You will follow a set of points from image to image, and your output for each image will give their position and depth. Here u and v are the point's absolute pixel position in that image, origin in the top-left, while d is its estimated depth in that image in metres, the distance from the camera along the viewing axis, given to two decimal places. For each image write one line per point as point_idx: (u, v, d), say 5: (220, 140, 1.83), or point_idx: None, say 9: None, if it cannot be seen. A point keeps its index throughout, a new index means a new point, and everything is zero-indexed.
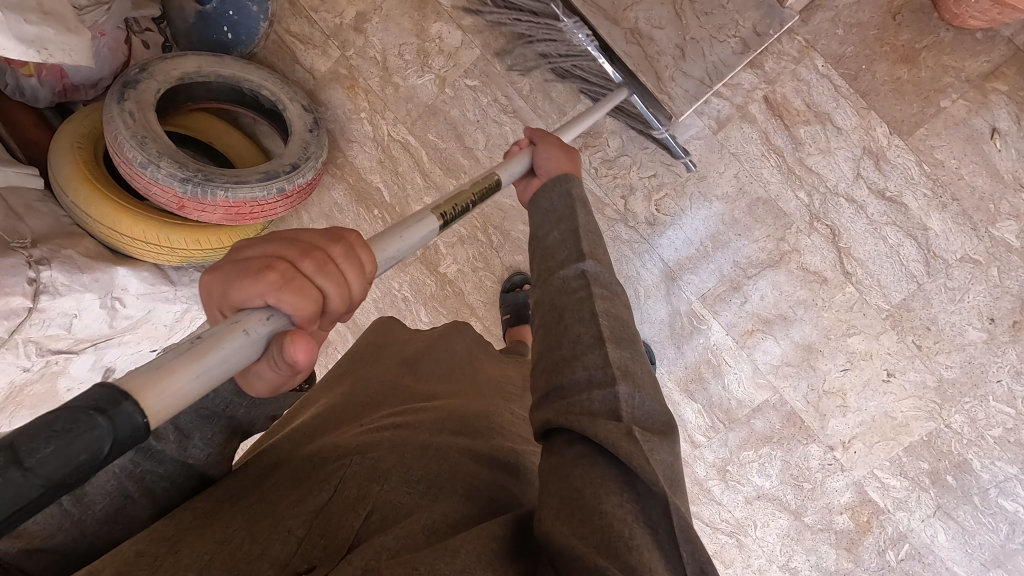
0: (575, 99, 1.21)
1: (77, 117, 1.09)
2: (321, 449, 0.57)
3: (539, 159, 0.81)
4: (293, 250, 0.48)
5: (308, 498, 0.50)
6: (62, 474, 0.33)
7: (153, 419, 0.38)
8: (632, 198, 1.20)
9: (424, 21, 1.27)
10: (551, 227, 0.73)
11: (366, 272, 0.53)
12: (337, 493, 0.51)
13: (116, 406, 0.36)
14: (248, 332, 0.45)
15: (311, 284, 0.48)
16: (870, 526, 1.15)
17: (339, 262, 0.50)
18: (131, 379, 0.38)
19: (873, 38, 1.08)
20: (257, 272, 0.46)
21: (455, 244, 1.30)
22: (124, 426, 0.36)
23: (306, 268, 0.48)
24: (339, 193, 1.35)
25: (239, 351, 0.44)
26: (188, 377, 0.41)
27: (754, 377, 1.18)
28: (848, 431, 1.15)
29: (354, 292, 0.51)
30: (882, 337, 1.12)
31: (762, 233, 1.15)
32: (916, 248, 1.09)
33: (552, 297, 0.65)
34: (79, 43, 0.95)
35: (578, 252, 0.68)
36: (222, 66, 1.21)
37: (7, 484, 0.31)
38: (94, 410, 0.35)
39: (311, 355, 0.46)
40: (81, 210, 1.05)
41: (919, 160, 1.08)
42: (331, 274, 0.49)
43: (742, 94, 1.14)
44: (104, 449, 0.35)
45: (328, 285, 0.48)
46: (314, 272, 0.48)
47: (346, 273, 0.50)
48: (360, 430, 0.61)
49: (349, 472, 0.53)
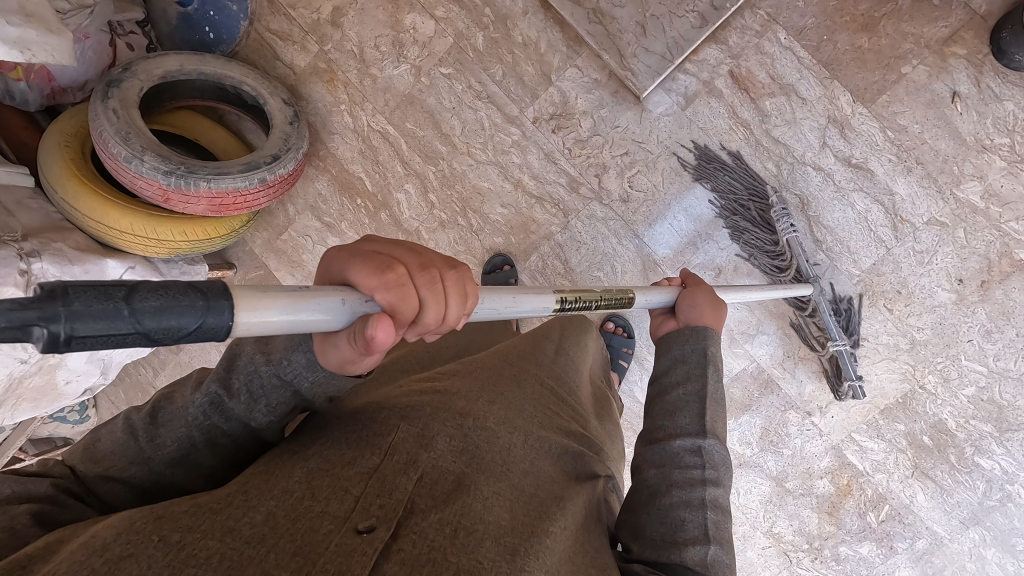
0: (546, 82, 1.25)
1: (64, 118, 1.13)
2: (365, 418, 0.58)
3: (685, 304, 0.82)
4: (409, 259, 0.50)
5: (359, 459, 0.51)
6: (149, 340, 0.34)
7: (235, 329, 0.38)
8: (606, 176, 1.23)
9: (398, 13, 1.31)
10: (678, 378, 0.74)
11: (469, 299, 0.52)
12: (389, 458, 0.51)
13: (219, 300, 0.37)
14: (346, 304, 0.45)
15: (416, 285, 0.48)
16: (850, 489, 1.17)
17: (448, 285, 0.50)
18: (241, 287, 0.39)
19: (832, 9, 1.10)
20: (378, 267, 0.48)
21: (437, 229, 1.33)
22: (215, 322, 0.36)
23: (420, 278, 0.48)
24: (323, 184, 1.38)
25: (331, 312, 0.44)
26: (282, 310, 0.41)
27: (731, 347, 1.20)
28: (824, 397, 1.16)
29: (451, 314, 0.50)
30: (854, 302, 1.14)
31: (732, 205, 1.18)
32: (883, 213, 1.11)
33: (664, 465, 0.67)
34: (60, 43, 0.99)
35: (701, 425, 0.69)
36: (202, 64, 1.25)
37: (107, 313, 0.32)
38: (197, 294, 0.36)
39: (388, 337, 0.45)
40: (70, 206, 1.09)
41: (882, 127, 1.10)
42: (437, 292, 0.49)
43: (708, 70, 1.16)
44: (190, 328, 0.35)
45: (430, 291, 0.49)
46: (424, 281, 0.48)
47: (450, 285, 0.50)
48: (402, 402, 0.61)
49: (400, 441, 0.53)
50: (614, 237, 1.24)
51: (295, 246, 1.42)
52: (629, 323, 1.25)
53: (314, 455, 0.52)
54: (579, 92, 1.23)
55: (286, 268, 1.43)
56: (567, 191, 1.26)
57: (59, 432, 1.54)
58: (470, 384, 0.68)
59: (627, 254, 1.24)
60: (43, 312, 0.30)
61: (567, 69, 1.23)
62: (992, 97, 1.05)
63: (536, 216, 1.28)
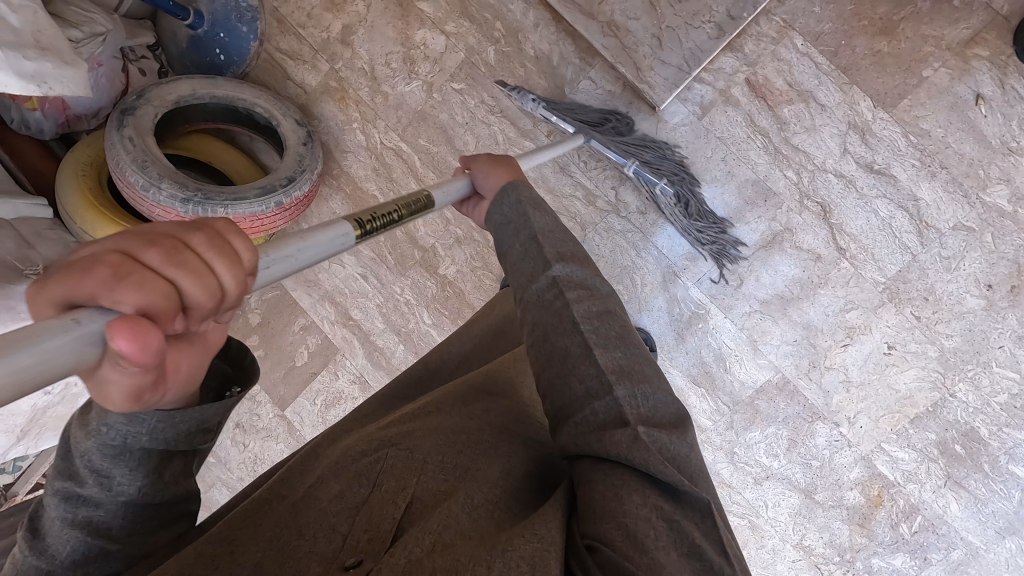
0: (559, 95, 1.23)
1: (80, 147, 1.13)
2: (358, 448, 0.62)
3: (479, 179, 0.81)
4: (141, 238, 0.39)
5: (351, 491, 0.55)
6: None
7: None
8: (623, 188, 1.22)
9: (409, 29, 1.30)
10: (511, 239, 0.73)
11: (243, 258, 0.42)
12: (378, 489, 0.55)
13: None
14: (79, 324, 0.34)
15: (160, 266, 0.38)
16: (881, 499, 1.15)
17: (201, 251, 0.40)
18: None
19: (850, 13, 1.09)
20: (100, 265, 0.36)
21: (453, 246, 1.33)
22: None
23: (155, 255, 0.38)
24: (337, 203, 1.38)
25: (77, 342, 0.34)
26: (19, 359, 0.32)
27: (755, 358, 1.18)
28: (853, 407, 1.15)
29: (218, 284, 0.40)
30: (880, 310, 1.12)
31: (753, 214, 1.16)
32: (908, 220, 1.09)
33: (535, 315, 0.67)
34: (75, 74, 0.98)
35: (544, 260, 0.69)
36: (215, 88, 1.24)
37: None
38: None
39: (152, 342, 0.35)
40: (89, 236, 1.09)
41: (905, 131, 1.08)
42: (186, 264, 0.38)
43: (724, 78, 1.15)
44: None
45: (192, 262, 0.39)
46: (160, 259, 0.38)
47: (204, 252, 0.40)
48: (389, 432, 0.64)
49: (389, 472, 0.57)
50: (632, 250, 1.23)
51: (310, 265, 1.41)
52: (651, 337, 1.23)
53: (311, 490, 0.56)
54: (594, 104, 1.22)
55: (302, 287, 1.43)
56: (584, 204, 1.25)
57: None
58: (457, 405, 0.71)
59: (645, 267, 1.23)
60: None
61: (580, 81, 1.22)
62: (1016, 99, 1.04)
63: None
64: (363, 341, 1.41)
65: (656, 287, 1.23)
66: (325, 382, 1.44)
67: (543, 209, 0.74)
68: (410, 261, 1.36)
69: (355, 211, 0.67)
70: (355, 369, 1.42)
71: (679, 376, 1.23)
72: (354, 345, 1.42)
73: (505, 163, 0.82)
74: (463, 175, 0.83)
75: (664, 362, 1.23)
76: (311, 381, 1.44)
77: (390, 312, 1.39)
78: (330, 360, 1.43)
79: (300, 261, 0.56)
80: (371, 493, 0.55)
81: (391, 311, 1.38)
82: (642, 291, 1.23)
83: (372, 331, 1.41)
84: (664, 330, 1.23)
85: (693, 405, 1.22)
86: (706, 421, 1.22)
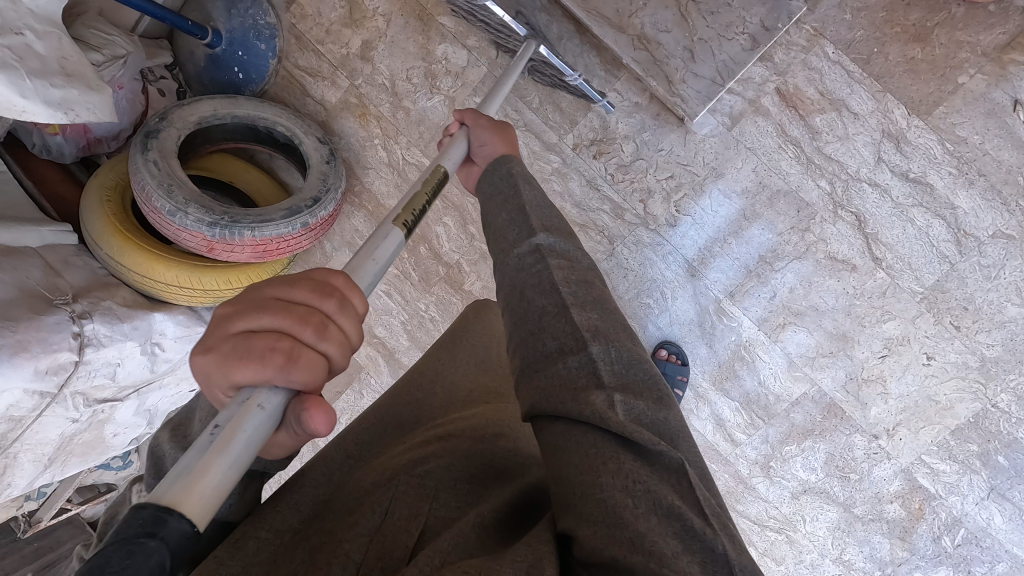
0: (585, 107, 1.22)
1: (103, 171, 1.12)
2: (370, 472, 0.53)
3: (476, 147, 0.82)
4: (277, 318, 0.43)
5: (355, 523, 0.46)
6: (170, 562, 0.33)
7: (199, 524, 0.36)
8: (651, 200, 1.21)
9: (429, 43, 1.28)
10: (498, 211, 0.70)
11: (359, 310, 0.48)
12: (388, 517, 0.46)
13: (162, 525, 0.33)
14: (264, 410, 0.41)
15: (312, 341, 0.44)
16: (923, 512, 1.13)
17: (336, 320, 0.46)
18: (166, 493, 0.35)
19: (882, 20, 1.07)
20: (263, 356, 0.41)
21: (478, 261, 1.31)
22: (174, 538, 0.33)
23: (307, 336, 0.43)
24: (360, 220, 1.37)
25: (257, 431, 0.40)
26: (221, 470, 0.38)
27: (790, 370, 1.17)
28: (891, 419, 1.13)
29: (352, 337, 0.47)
30: (918, 320, 1.10)
31: (785, 225, 1.14)
32: (945, 228, 1.08)
33: (511, 277, 0.61)
34: (99, 99, 0.97)
35: (529, 228, 0.65)
36: (236, 107, 1.23)
37: None
38: (138, 536, 0.32)
39: (330, 423, 0.42)
40: (116, 262, 1.08)
41: (941, 139, 1.06)
42: (332, 337, 0.44)
43: (754, 88, 1.13)
44: (165, 565, 0.32)
45: (330, 327, 0.45)
46: (315, 337, 0.44)
47: (332, 318, 0.45)
48: (407, 450, 0.57)
49: (399, 493, 0.48)
50: (662, 262, 1.22)
51: None
52: (681, 349, 1.22)
53: (315, 525, 0.47)
54: (620, 116, 1.20)
55: None
56: (611, 217, 1.23)
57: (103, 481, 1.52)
58: (473, 422, 0.63)
59: (675, 280, 1.21)
60: None
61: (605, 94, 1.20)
62: None
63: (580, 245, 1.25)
64: (388, 358, 1.39)
65: (685, 299, 1.22)
66: (350, 400, 1.43)
67: (533, 186, 0.72)
68: (434, 277, 1.34)
69: (397, 211, 0.65)
70: (380, 387, 1.40)
71: (710, 388, 1.22)
72: (378, 362, 1.40)
73: (501, 131, 0.81)
74: (461, 133, 0.83)
75: (695, 375, 1.23)
76: (335, 400, 1.43)
77: (415, 329, 1.37)
78: (354, 378, 1.42)
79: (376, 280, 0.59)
80: (378, 525, 0.45)
81: (416, 328, 1.37)
82: (671, 303, 1.23)
83: (396, 349, 1.39)
84: (695, 342, 1.22)
85: (726, 418, 1.22)
86: (739, 435, 1.21)
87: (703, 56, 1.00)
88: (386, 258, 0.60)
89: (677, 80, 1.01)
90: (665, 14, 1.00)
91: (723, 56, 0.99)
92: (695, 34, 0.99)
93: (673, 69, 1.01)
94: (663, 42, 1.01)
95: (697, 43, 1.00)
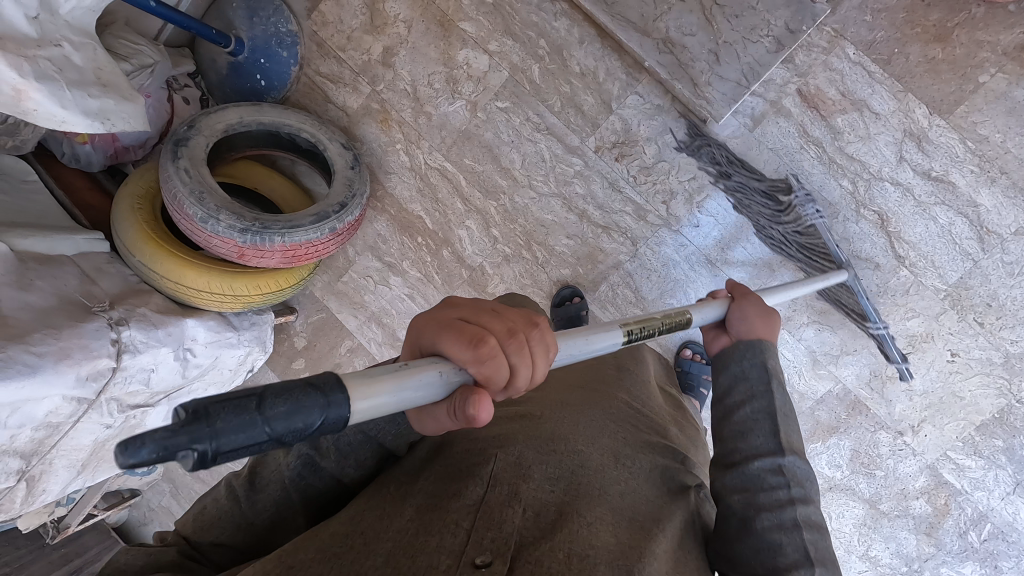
0: (607, 110, 1.23)
1: (133, 179, 1.13)
2: (461, 446, 0.56)
3: (736, 317, 0.75)
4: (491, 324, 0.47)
5: (462, 491, 0.49)
6: (320, 426, 0.36)
7: (353, 420, 0.39)
8: (674, 202, 1.22)
9: (450, 49, 1.30)
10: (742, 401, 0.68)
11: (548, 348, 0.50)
12: (492, 489, 0.49)
13: (336, 394, 0.37)
14: (442, 379, 0.44)
15: (509, 352, 0.47)
16: (948, 508, 1.14)
17: (533, 344, 0.49)
18: (351, 376, 0.40)
19: (902, 21, 1.08)
20: (467, 339, 0.46)
21: (501, 264, 1.32)
22: (335, 415, 0.37)
23: (510, 346, 0.47)
24: (382, 225, 1.38)
25: (426, 388, 0.44)
26: (388, 392, 0.41)
27: (814, 368, 1.18)
28: (916, 415, 1.14)
29: (535, 375, 0.48)
30: (942, 317, 1.11)
31: (807, 224, 1.16)
32: (968, 226, 1.09)
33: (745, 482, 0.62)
34: (134, 109, 0.99)
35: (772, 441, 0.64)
36: (261, 114, 1.24)
37: (245, 423, 0.33)
38: (318, 388, 0.37)
39: (490, 415, 0.44)
40: (148, 269, 1.09)
41: (962, 138, 1.08)
42: (524, 355, 0.47)
43: (775, 90, 1.14)
44: (315, 423, 0.36)
45: (531, 347, 0.48)
46: (512, 351, 0.47)
47: (533, 345, 0.49)
48: (491, 426, 0.59)
49: (501, 474, 0.51)
50: (684, 263, 1.23)
51: (355, 287, 1.41)
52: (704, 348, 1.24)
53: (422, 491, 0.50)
54: (641, 119, 1.21)
55: (348, 309, 1.42)
56: (634, 219, 1.24)
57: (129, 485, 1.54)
58: (560, 402, 0.65)
59: (698, 279, 1.23)
60: (186, 436, 0.31)
61: (627, 96, 1.22)
62: None
63: (602, 246, 1.27)
64: None
65: (709, 299, 1.23)
66: None
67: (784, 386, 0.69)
68: (457, 280, 1.35)
69: (628, 319, 0.64)
70: None
71: None
72: None
73: (773, 320, 0.73)
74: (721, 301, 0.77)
75: None
76: None
77: None
78: None
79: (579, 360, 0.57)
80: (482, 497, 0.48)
81: None
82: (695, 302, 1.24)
83: None
84: None
85: None
86: None
87: (729, 59, 1.01)
88: (599, 347, 0.58)
89: (702, 82, 1.02)
90: (690, 18, 1.01)
91: (748, 59, 1.00)
92: (720, 37, 1.00)
93: (698, 72, 1.02)
94: (688, 45, 1.02)
95: (721, 45, 1.00)
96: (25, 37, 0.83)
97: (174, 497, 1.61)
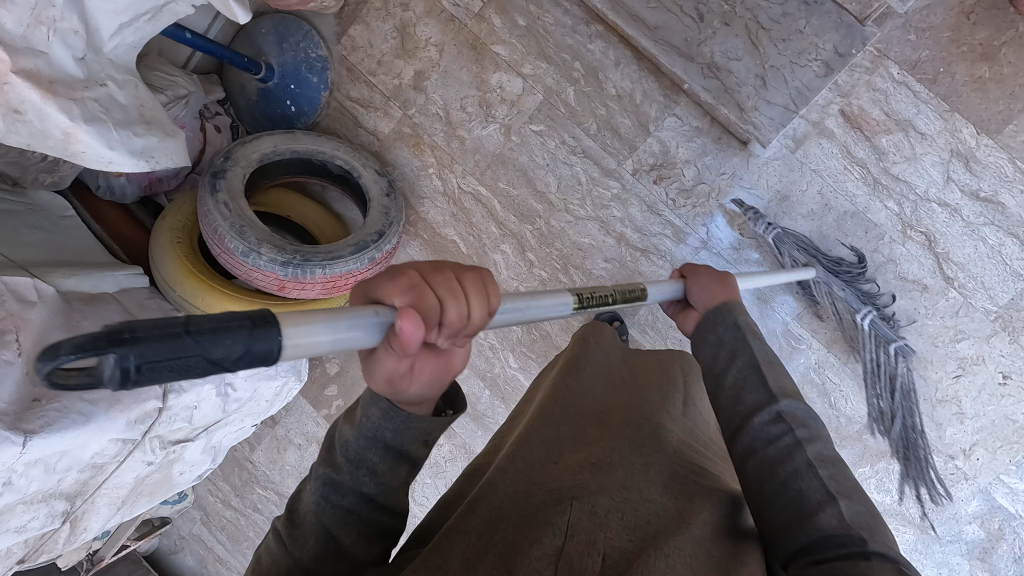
0: (645, 133, 1.22)
1: (172, 213, 1.12)
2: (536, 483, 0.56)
3: (693, 291, 0.88)
4: (423, 268, 0.50)
5: (541, 538, 0.50)
6: (251, 353, 0.36)
7: (283, 356, 0.39)
8: (714, 224, 1.20)
9: (483, 72, 1.28)
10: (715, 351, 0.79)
11: (488, 290, 0.52)
12: (571, 539, 0.49)
13: (266, 324, 0.38)
14: (381, 315, 0.45)
15: (440, 287, 0.49)
16: (1003, 533, 1.12)
17: (465, 284, 0.50)
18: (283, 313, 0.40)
19: (948, 40, 1.07)
20: (399, 278, 0.49)
21: (537, 288, 1.30)
22: (263, 346, 0.37)
23: (438, 280, 0.49)
24: (416, 250, 1.37)
25: (362, 328, 0.44)
26: (318, 329, 0.41)
27: (861, 392, 1.16)
28: (967, 439, 1.12)
29: (474, 317, 0.50)
30: (993, 339, 1.09)
31: (853, 247, 1.14)
32: (1019, 247, 1.07)
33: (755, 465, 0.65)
34: (176, 145, 0.98)
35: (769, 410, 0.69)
36: (295, 142, 1.23)
37: (173, 338, 0.32)
38: (250, 320, 0.37)
39: (417, 334, 0.45)
40: (189, 303, 1.08)
41: (1011, 157, 1.06)
42: (454, 290, 0.49)
43: (817, 111, 1.13)
44: (240, 349, 0.35)
45: (466, 283, 0.50)
46: (439, 285, 0.49)
47: (466, 285, 0.50)
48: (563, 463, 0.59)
49: (579, 524, 0.51)
50: None
51: None
52: None
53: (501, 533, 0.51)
54: (680, 141, 1.20)
55: None
56: (673, 242, 1.23)
57: (160, 513, 1.52)
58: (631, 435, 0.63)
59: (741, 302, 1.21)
60: (109, 341, 0.30)
61: (665, 118, 1.20)
62: None
63: (641, 270, 1.25)
64: None
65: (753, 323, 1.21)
66: None
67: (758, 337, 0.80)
68: None
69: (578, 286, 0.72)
70: None
71: None
72: None
73: (724, 281, 0.88)
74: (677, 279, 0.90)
75: None
76: None
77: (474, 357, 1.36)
78: None
79: (532, 315, 0.64)
80: (563, 550, 0.49)
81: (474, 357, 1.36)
82: None
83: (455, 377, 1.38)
84: None
85: None
86: None
87: (776, 83, 0.99)
88: (542, 306, 0.64)
89: (749, 107, 1.01)
90: (735, 43, 1.00)
91: (797, 83, 0.98)
92: (767, 62, 0.99)
93: (744, 97, 1.01)
94: (733, 70, 1.01)
95: (769, 70, 0.99)
96: (73, 78, 0.82)
97: (205, 524, 1.59)
